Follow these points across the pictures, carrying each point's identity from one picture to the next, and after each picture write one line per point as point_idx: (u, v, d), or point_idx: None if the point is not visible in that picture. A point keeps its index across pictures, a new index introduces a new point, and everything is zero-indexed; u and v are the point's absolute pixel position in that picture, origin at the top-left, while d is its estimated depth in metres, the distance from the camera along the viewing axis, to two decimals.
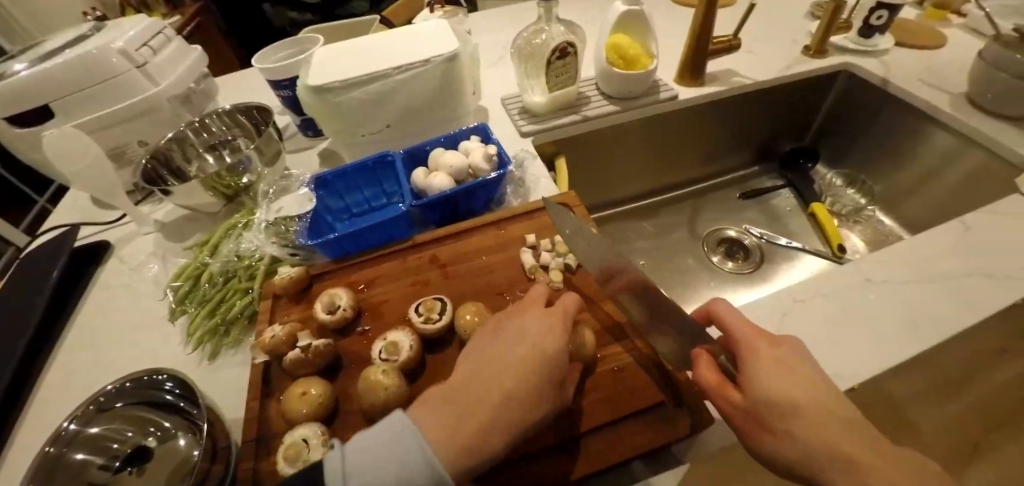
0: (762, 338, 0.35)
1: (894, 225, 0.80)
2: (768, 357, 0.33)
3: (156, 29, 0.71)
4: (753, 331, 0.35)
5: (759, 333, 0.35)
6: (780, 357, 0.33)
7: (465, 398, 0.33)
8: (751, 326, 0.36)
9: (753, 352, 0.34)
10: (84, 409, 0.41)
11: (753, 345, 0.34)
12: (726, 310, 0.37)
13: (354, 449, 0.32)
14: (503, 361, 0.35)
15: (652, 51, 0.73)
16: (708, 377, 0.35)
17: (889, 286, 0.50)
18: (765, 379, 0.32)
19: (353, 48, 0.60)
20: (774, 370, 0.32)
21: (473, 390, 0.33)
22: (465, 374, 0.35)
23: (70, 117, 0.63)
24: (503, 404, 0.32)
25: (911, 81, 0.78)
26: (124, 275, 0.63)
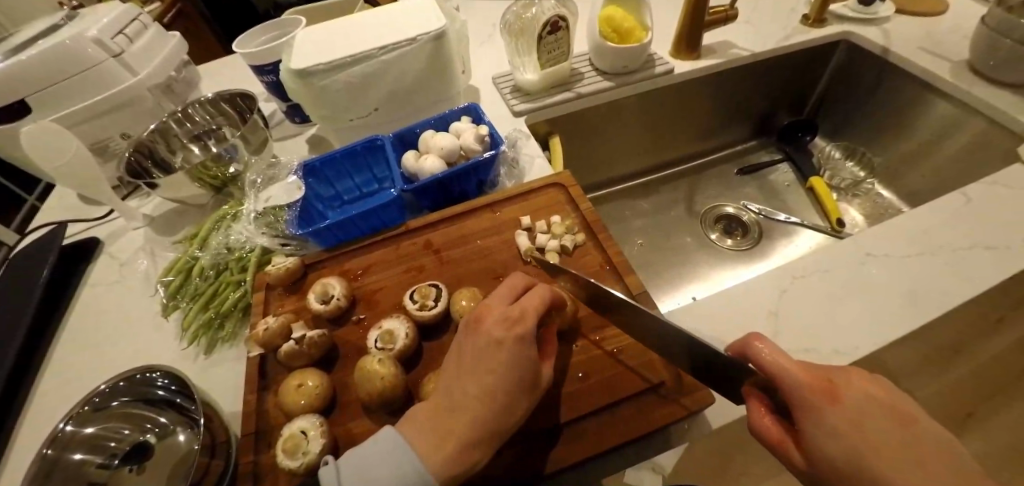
0: (824, 396, 0.27)
1: (893, 198, 0.79)
2: (836, 420, 0.26)
3: (131, 16, 0.68)
4: (812, 385, 0.27)
5: (816, 387, 0.27)
6: (854, 417, 0.26)
7: (449, 415, 0.32)
8: (806, 378, 0.28)
9: (819, 419, 0.27)
10: (79, 409, 0.40)
11: (816, 407, 0.27)
12: (764, 358, 0.29)
13: (349, 466, 0.32)
14: (480, 365, 0.34)
15: (646, 24, 0.71)
16: (769, 431, 0.30)
17: (889, 260, 0.49)
18: (845, 454, 0.26)
19: (337, 28, 0.58)
20: (852, 441, 0.26)
21: (454, 404, 0.33)
22: (448, 389, 0.34)
23: (48, 112, 0.61)
24: (488, 417, 0.32)
25: (912, 49, 0.76)
26: (115, 272, 0.62)
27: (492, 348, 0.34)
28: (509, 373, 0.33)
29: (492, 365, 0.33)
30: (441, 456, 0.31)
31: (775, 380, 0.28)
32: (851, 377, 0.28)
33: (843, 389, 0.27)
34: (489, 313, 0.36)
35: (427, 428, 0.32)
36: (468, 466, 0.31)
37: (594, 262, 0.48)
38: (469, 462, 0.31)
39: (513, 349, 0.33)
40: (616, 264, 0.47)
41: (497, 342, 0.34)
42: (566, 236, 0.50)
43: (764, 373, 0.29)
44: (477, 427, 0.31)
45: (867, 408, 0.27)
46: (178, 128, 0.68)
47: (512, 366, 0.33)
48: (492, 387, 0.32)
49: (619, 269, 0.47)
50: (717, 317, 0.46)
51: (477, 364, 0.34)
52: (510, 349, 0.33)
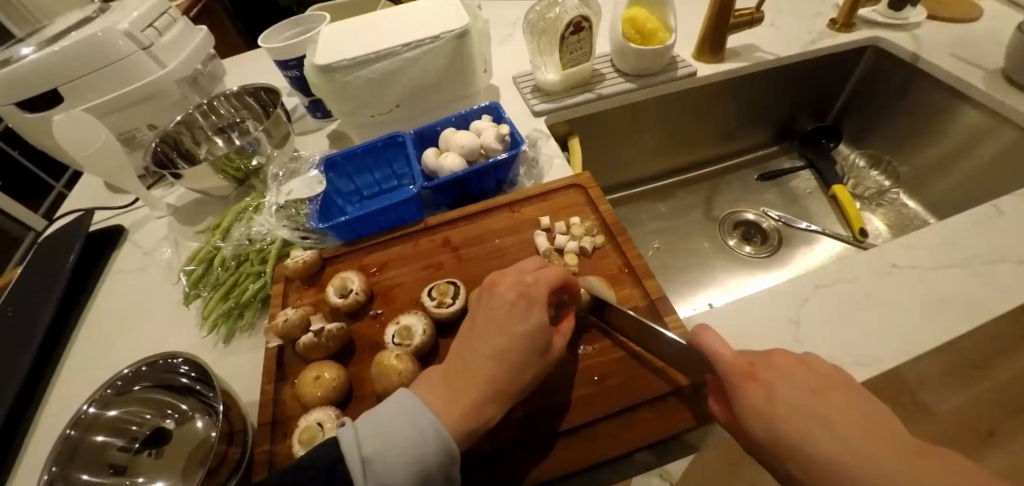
0: (742, 374, 0.29)
1: (917, 208, 0.77)
2: (759, 396, 0.27)
3: (161, 10, 0.69)
4: (735, 367, 0.29)
5: (735, 366, 0.29)
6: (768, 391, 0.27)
7: (462, 374, 0.34)
8: (731, 359, 0.29)
9: (741, 393, 0.28)
10: (102, 393, 0.41)
11: (736, 383, 0.28)
12: (703, 346, 0.31)
13: (369, 426, 0.32)
14: (489, 333, 0.35)
15: (670, 25, 0.70)
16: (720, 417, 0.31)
17: (916, 272, 0.48)
18: (766, 425, 0.26)
19: (361, 25, 0.58)
20: (772, 414, 0.26)
21: (466, 364, 0.34)
22: (461, 352, 0.35)
23: (77, 101, 0.63)
24: (502, 373, 0.33)
25: (942, 56, 0.74)
26: (139, 260, 0.64)
27: (505, 311, 0.35)
28: (521, 337, 0.34)
29: (510, 332, 0.34)
30: (455, 415, 0.32)
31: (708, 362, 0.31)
32: (779, 358, 0.29)
33: (765, 369, 0.28)
34: (503, 279, 0.38)
35: (440, 382, 0.34)
36: (481, 421, 0.32)
37: (612, 264, 0.48)
38: (482, 417, 0.32)
39: (526, 311, 0.35)
40: (636, 267, 0.47)
41: (511, 304, 0.36)
42: (585, 238, 0.50)
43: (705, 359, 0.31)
44: (490, 382, 0.33)
45: (787, 383, 0.27)
46: (203, 120, 0.69)
47: (527, 326, 0.34)
48: (505, 347, 0.34)
49: (639, 273, 0.46)
50: (734, 323, 0.46)
51: (490, 334, 0.35)
52: (525, 313, 0.35)
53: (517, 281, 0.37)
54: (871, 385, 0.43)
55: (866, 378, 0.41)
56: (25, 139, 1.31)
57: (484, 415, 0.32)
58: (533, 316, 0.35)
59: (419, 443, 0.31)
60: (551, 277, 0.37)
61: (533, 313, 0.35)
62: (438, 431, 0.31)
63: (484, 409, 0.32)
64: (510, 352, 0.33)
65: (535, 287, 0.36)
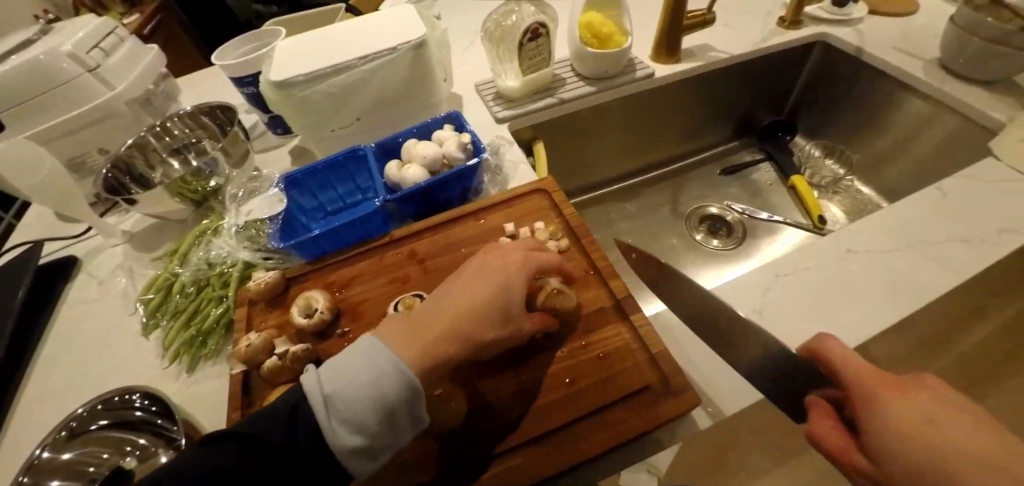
0: (883, 392, 0.29)
1: (871, 194, 0.81)
2: (901, 415, 0.27)
3: (107, 29, 0.67)
4: (874, 383, 0.29)
5: (878, 384, 0.29)
6: (910, 415, 0.27)
7: (429, 319, 0.36)
8: (869, 377, 0.30)
9: (878, 413, 0.28)
10: (54, 437, 0.39)
11: (878, 400, 0.29)
12: (835, 360, 0.31)
13: (333, 365, 0.34)
14: (467, 286, 0.38)
15: (626, 29, 0.72)
16: (829, 441, 0.30)
17: (869, 256, 0.50)
18: (911, 448, 0.26)
19: (316, 39, 0.57)
20: (917, 432, 0.27)
21: (435, 312, 0.36)
22: (431, 304, 0.38)
23: (20, 127, 0.60)
24: (470, 314, 0.35)
25: (884, 48, 0.78)
26: (93, 291, 0.61)
27: (484, 269, 0.39)
28: (496, 296, 0.37)
29: (485, 285, 0.37)
30: (415, 352, 0.34)
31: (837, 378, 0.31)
32: (919, 386, 0.29)
33: (910, 390, 0.29)
34: (491, 252, 0.41)
35: (410, 325, 0.36)
36: (437, 364, 0.34)
37: (578, 266, 0.49)
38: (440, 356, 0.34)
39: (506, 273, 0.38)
40: (601, 268, 0.47)
41: (495, 268, 0.39)
42: (550, 242, 0.50)
43: (835, 373, 0.31)
44: (456, 328, 0.35)
45: (934, 406, 0.28)
46: (157, 142, 0.67)
47: (507, 292, 0.37)
48: (478, 295, 0.37)
49: (605, 273, 0.47)
50: None
51: (468, 285, 0.38)
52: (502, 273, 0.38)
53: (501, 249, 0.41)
54: None
55: None
56: None
57: (440, 355, 0.34)
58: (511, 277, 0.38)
59: (380, 380, 0.32)
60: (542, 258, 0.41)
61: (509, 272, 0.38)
62: (397, 367, 0.33)
63: (441, 350, 0.34)
64: (483, 301, 0.36)
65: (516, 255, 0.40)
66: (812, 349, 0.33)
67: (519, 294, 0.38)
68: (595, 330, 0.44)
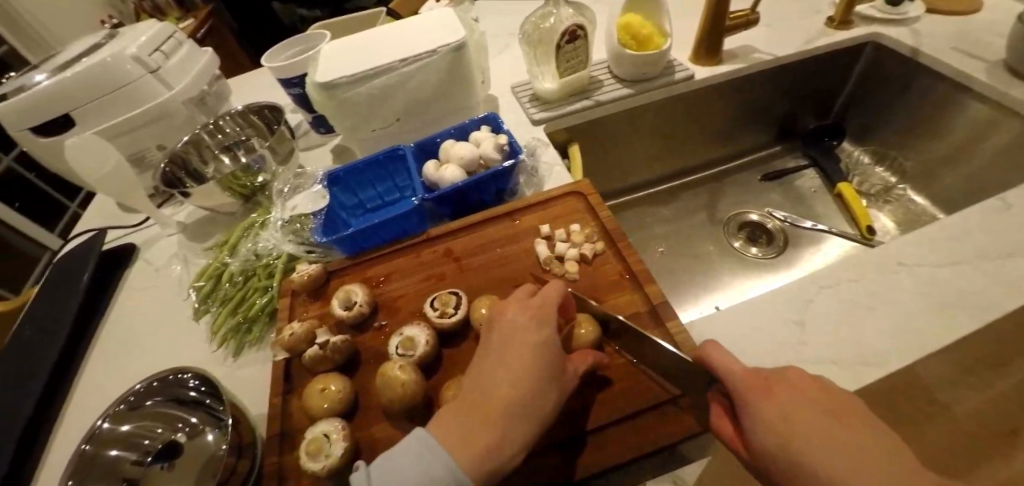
0: (756, 391, 0.28)
1: (926, 204, 0.77)
2: (769, 415, 0.27)
3: (167, 33, 0.71)
4: (747, 383, 0.28)
5: (749, 383, 0.28)
6: (785, 412, 0.26)
7: (474, 407, 0.32)
8: (745, 377, 0.29)
9: (751, 410, 0.27)
10: (115, 409, 0.42)
11: (749, 401, 0.28)
12: (714, 359, 0.30)
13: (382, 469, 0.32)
14: (501, 360, 0.34)
15: (665, 30, 0.71)
16: (724, 431, 0.31)
17: (923, 270, 0.48)
18: (777, 442, 0.26)
19: (360, 42, 0.59)
20: (781, 427, 0.26)
21: (477, 396, 0.33)
22: (471, 386, 0.34)
23: (90, 124, 0.65)
24: (511, 411, 0.31)
25: (943, 49, 0.74)
26: (150, 277, 0.65)
27: (512, 343, 0.35)
28: (532, 364, 0.33)
29: (518, 368, 0.33)
30: (462, 461, 0.30)
31: (715, 374, 0.30)
32: (788, 379, 0.28)
33: (779, 387, 0.28)
34: (509, 307, 0.37)
35: (452, 421, 0.33)
36: (497, 463, 0.31)
37: (613, 269, 0.48)
38: (493, 465, 0.30)
39: (534, 345, 0.34)
40: (637, 273, 0.47)
41: (522, 327, 0.35)
42: (585, 244, 0.50)
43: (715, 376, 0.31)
44: (507, 416, 0.31)
45: (802, 401, 0.27)
46: (210, 139, 0.71)
47: (539, 359, 0.34)
48: (513, 384, 0.32)
49: (640, 278, 0.46)
50: (740, 328, 0.45)
51: (504, 358, 0.34)
52: (530, 344, 0.34)
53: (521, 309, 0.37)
54: (883, 386, 0.42)
55: (876, 379, 0.40)
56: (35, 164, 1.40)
57: (499, 454, 0.31)
58: (541, 337, 0.34)
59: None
60: (554, 294, 0.37)
61: (539, 340, 0.34)
62: (450, 471, 0.30)
63: (499, 448, 0.31)
64: (521, 383, 0.32)
65: (540, 316, 0.36)
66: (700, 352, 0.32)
67: (552, 356, 0.34)
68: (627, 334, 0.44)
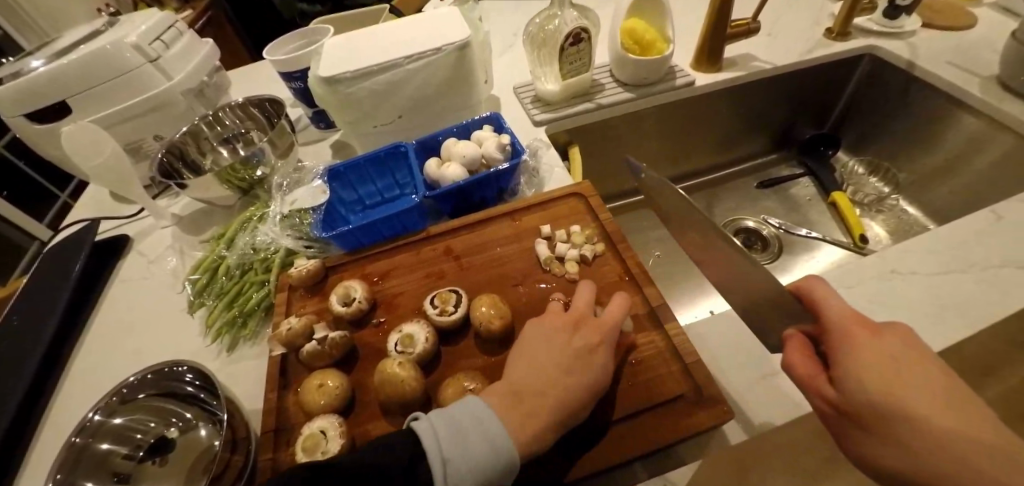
0: (863, 329, 0.29)
1: (918, 215, 0.78)
2: (871, 350, 0.27)
3: (168, 23, 0.70)
4: (854, 324, 0.29)
5: (856, 323, 0.29)
6: (886, 352, 0.27)
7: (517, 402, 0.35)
8: (848, 318, 0.30)
9: (853, 347, 0.28)
10: (107, 401, 0.41)
11: (853, 338, 0.28)
12: (819, 296, 0.32)
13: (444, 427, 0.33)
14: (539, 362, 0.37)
15: (669, 36, 0.71)
16: (799, 370, 0.30)
17: (915, 278, 0.48)
18: (880, 379, 0.26)
19: (363, 39, 0.59)
20: (887, 367, 0.26)
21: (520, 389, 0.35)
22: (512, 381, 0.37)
23: (86, 112, 0.64)
24: (575, 395, 0.35)
25: (939, 63, 0.75)
26: (144, 269, 0.64)
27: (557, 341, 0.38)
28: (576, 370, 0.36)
29: (593, 361, 0.37)
30: (527, 433, 0.33)
31: (820, 314, 0.31)
32: (899, 333, 0.28)
33: (889, 337, 0.28)
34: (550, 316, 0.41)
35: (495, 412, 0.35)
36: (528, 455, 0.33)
37: (613, 272, 0.48)
38: (543, 439, 0.33)
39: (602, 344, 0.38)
40: (636, 274, 0.47)
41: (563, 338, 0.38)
42: (586, 246, 0.50)
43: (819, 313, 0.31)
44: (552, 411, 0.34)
45: (906, 348, 0.27)
46: (209, 131, 0.70)
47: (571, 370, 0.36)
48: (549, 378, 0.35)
49: (639, 279, 0.47)
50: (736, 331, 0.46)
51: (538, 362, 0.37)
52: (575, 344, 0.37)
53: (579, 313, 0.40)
54: None
55: None
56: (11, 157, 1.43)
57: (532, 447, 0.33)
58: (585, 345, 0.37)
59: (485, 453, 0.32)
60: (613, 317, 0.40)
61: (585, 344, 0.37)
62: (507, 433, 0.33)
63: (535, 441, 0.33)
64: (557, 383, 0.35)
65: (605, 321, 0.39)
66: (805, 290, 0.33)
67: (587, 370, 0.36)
68: (641, 332, 0.43)
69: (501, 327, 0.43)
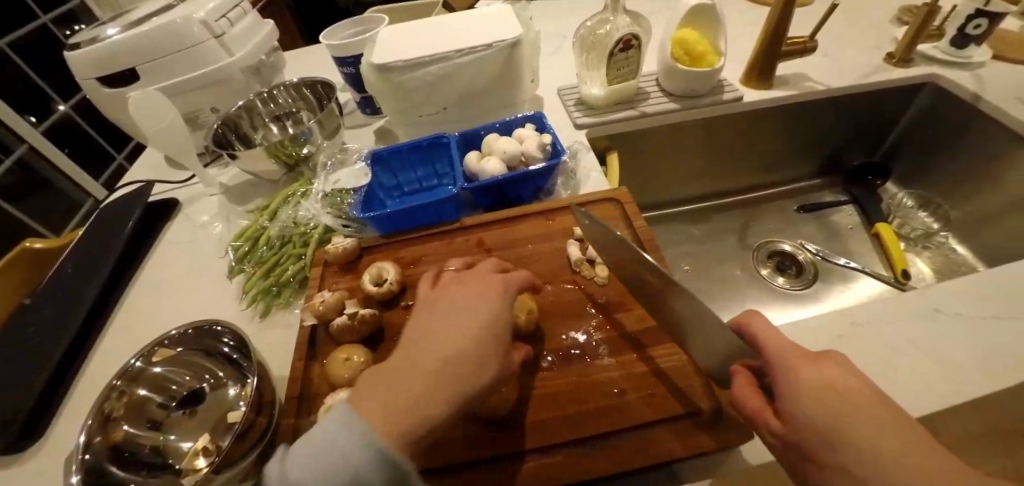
0: (800, 358, 0.29)
1: (967, 255, 0.74)
2: (809, 379, 0.27)
3: (235, 3, 0.74)
4: (792, 353, 0.29)
5: (791, 351, 0.29)
6: (825, 380, 0.27)
7: (406, 366, 0.33)
8: (786, 346, 0.30)
9: (791, 375, 0.28)
10: (151, 349, 0.45)
11: (790, 365, 0.28)
12: (755, 329, 0.31)
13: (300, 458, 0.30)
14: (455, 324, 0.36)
15: (720, 49, 0.70)
16: (751, 402, 0.31)
17: (959, 320, 0.46)
18: (821, 408, 0.26)
19: (418, 30, 0.61)
20: (825, 395, 0.26)
21: (420, 352, 0.34)
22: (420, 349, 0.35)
23: (152, 81, 0.68)
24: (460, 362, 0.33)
25: (1007, 99, 0.71)
26: (189, 232, 0.68)
27: (469, 308, 0.37)
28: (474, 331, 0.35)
29: (487, 311, 0.37)
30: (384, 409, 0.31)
31: (756, 343, 0.31)
32: (836, 359, 0.28)
33: (827, 363, 0.28)
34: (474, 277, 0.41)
35: (379, 381, 0.33)
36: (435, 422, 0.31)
37: None
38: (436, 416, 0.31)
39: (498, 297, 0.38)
40: None
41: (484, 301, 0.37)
42: None
43: (756, 345, 0.31)
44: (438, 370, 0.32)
45: (845, 375, 0.27)
46: (262, 107, 0.74)
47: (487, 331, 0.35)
48: (455, 345, 0.34)
49: None
50: None
51: (446, 330, 0.35)
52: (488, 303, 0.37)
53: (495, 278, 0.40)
54: None
55: None
56: (78, 120, 1.54)
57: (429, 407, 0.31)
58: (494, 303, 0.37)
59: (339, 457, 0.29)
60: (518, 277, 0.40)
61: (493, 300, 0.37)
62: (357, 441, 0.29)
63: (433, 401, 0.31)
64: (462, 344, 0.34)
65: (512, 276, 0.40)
66: (739, 323, 0.33)
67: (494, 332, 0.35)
68: (666, 343, 0.43)
69: (528, 319, 0.44)
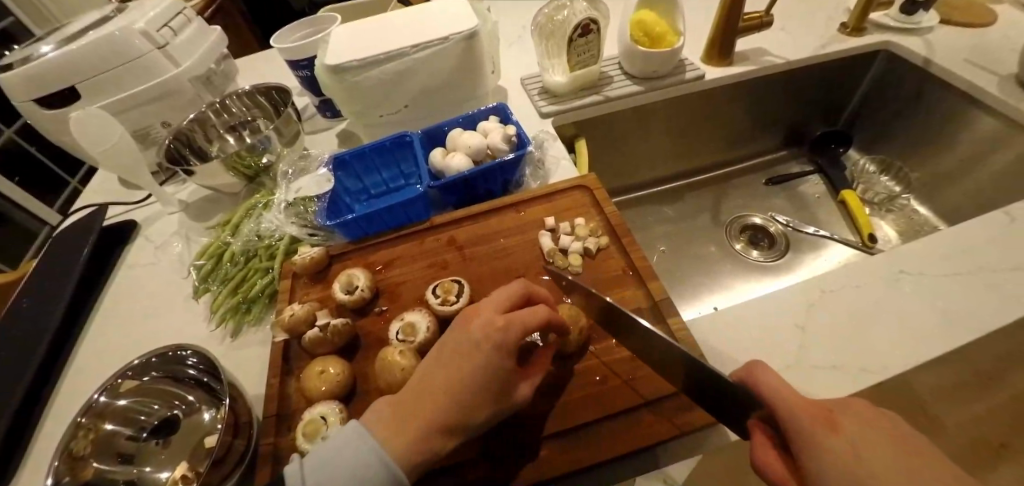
0: (822, 423, 0.25)
1: (930, 215, 0.76)
2: (836, 449, 0.24)
3: (176, 10, 0.70)
4: (811, 416, 0.26)
5: (811, 414, 0.26)
6: (855, 449, 0.24)
7: (413, 401, 0.32)
8: (803, 406, 0.26)
9: (817, 448, 0.25)
10: (114, 381, 0.42)
11: (812, 434, 0.25)
12: (761, 385, 0.27)
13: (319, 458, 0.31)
14: (452, 363, 0.33)
15: (679, 28, 0.70)
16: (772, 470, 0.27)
17: (923, 278, 0.48)
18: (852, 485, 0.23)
19: (371, 27, 0.59)
20: (858, 468, 0.24)
21: (421, 388, 0.33)
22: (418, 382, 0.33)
23: (94, 98, 0.64)
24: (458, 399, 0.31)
25: (956, 61, 0.73)
26: (150, 254, 0.65)
27: (468, 345, 0.33)
28: (472, 372, 0.32)
29: (470, 358, 0.32)
30: (400, 441, 0.31)
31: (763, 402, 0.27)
32: (853, 415, 0.26)
33: (847, 424, 0.25)
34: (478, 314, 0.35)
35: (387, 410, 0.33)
36: (433, 451, 0.31)
37: (617, 266, 0.48)
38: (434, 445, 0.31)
39: (490, 353, 0.32)
40: (640, 269, 0.46)
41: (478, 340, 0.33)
42: (589, 238, 0.50)
43: (764, 404, 0.27)
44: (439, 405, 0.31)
45: (876, 437, 0.25)
46: (216, 118, 0.71)
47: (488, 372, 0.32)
48: (453, 380, 0.32)
49: (643, 274, 0.46)
50: (740, 328, 0.45)
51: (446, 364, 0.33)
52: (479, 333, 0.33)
53: (495, 308, 0.35)
54: (876, 393, 0.41)
55: (871, 386, 0.40)
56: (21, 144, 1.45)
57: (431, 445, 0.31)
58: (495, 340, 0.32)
59: (366, 474, 0.30)
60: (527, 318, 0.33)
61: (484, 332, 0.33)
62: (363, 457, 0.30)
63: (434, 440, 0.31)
64: (462, 384, 0.31)
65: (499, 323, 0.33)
66: (742, 372, 0.29)
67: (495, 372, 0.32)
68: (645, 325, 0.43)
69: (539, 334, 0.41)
